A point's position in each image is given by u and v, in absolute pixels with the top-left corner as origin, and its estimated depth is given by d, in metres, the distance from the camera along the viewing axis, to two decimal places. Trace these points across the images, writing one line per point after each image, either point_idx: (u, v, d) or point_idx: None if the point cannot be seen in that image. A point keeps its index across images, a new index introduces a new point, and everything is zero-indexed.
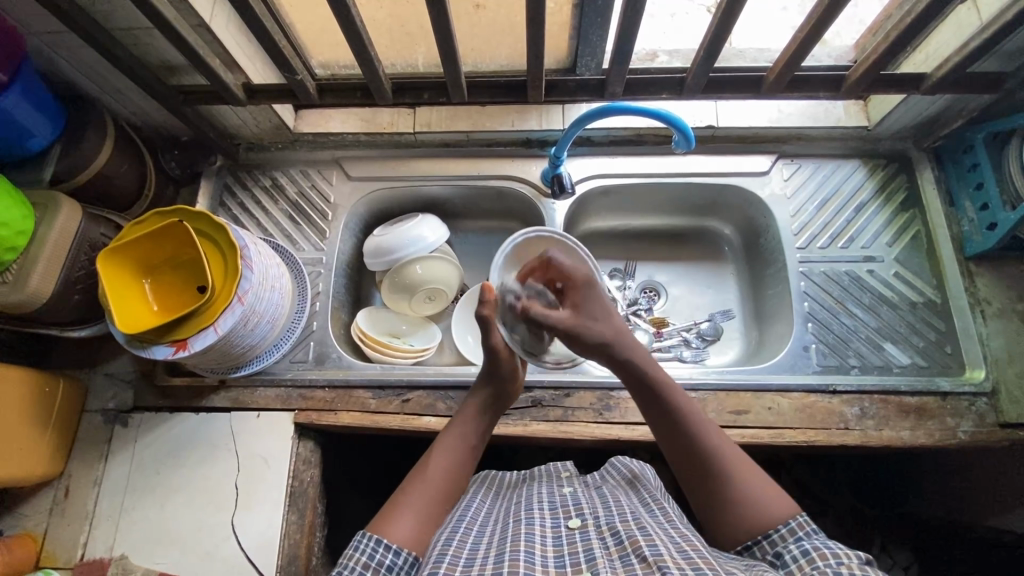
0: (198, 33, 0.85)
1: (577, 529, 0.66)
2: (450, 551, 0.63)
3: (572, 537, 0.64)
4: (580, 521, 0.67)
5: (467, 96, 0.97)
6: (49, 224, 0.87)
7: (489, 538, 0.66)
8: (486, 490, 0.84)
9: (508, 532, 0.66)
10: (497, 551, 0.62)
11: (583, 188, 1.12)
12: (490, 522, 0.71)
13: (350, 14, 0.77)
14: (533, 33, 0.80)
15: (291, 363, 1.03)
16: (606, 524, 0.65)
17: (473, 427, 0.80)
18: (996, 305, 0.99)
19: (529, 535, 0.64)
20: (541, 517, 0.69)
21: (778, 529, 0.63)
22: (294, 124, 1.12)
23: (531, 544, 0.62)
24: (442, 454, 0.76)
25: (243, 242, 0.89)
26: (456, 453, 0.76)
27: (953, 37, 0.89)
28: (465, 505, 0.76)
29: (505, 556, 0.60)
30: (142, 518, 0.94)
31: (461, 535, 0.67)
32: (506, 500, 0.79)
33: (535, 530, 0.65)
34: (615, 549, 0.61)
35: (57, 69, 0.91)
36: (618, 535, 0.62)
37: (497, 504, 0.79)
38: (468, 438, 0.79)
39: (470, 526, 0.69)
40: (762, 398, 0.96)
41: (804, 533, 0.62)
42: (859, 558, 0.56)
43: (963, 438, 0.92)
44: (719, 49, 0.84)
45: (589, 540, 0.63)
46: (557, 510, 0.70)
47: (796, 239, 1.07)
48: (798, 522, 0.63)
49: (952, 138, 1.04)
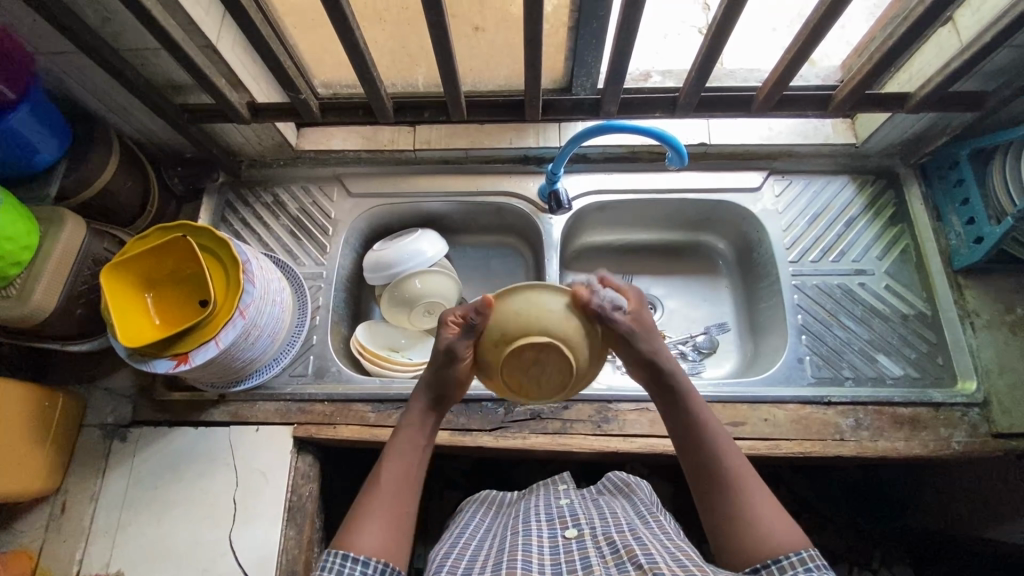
0: (205, 54, 0.88)
1: (574, 538, 0.67)
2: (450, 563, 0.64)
3: (569, 546, 0.65)
4: (576, 530, 0.68)
5: (467, 115, 1.00)
6: (54, 239, 0.89)
7: (488, 551, 0.67)
8: (486, 506, 0.85)
9: (506, 543, 0.67)
10: (495, 562, 0.62)
11: (580, 204, 1.14)
12: (489, 535, 0.72)
13: (353, 36, 0.79)
14: (531, 55, 0.83)
15: (290, 376, 1.03)
16: (603, 534, 0.66)
17: (420, 429, 0.75)
18: (985, 317, 1.01)
19: (526, 545, 0.65)
20: (539, 528, 0.70)
21: (785, 556, 0.61)
22: (296, 142, 1.15)
23: (528, 554, 0.63)
24: (394, 463, 0.71)
25: (245, 257, 0.90)
26: (406, 457, 0.72)
27: (935, 58, 0.92)
28: (464, 526, 0.77)
29: (504, 566, 0.61)
30: (139, 534, 0.94)
31: (460, 550, 0.68)
32: (505, 513, 0.80)
33: (533, 541, 0.66)
34: (611, 557, 0.61)
35: (65, 88, 0.93)
36: (615, 545, 0.62)
37: (497, 518, 0.80)
38: (416, 436, 0.74)
39: (469, 543, 0.70)
40: (758, 410, 0.97)
41: (814, 566, 0.59)
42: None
43: (957, 448, 0.93)
44: (710, 70, 0.87)
45: (585, 548, 0.64)
46: (554, 521, 0.71)
47: (789, 253, 1.09)
48: (809, 553, 0.61)
49: (937, 155, 1.07)
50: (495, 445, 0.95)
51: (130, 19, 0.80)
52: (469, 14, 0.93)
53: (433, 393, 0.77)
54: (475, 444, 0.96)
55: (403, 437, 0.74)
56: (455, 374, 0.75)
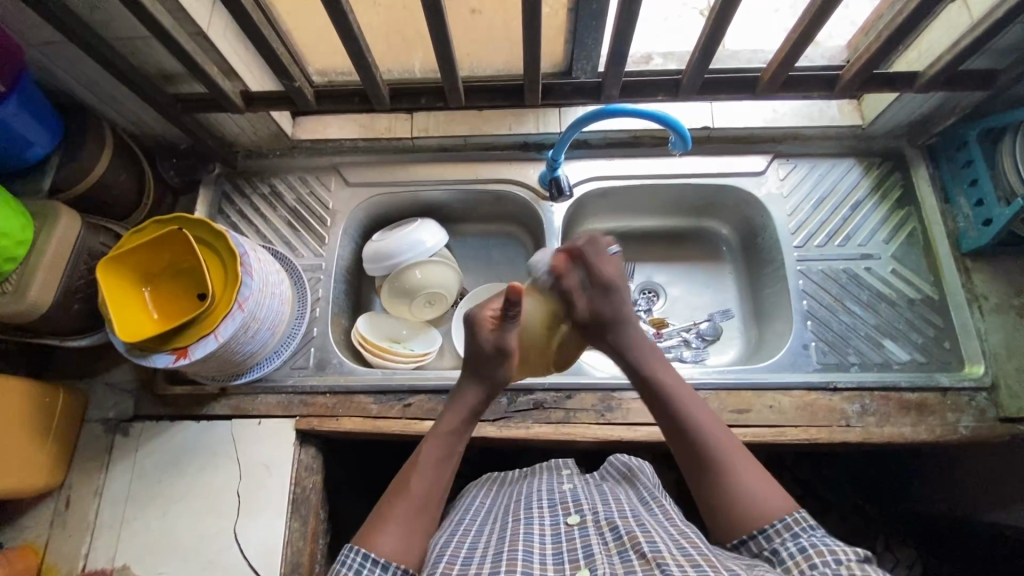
0: (197, 42, 0.86)
1: (576, 525, 0.66)
2: (449, 551, 0.64)
3: (571, 533, 0.64)
4: (579, 517, 0.67)
5: (465, 101, 0.98)
6: (48, 234, 0.87)
7: (489, 536, 0.66)
8: (486, 491, 0.85)
9: (507, 529, 0.66)
10: (495, 549, 0.62)
11: (582, 190, 1.13)
12: (490, 520, 0.72)
13: (348, 21, 0.77)
14: (530, 38, 0.81)
15: (291, 369, 1.03)
16: (606, 520, 0.65)
17: (457, 437, 0.77)
18: (993, 301, 1.00)
19: (528, 533, 0.64)
20: (541, 514, 0.69)
21: (772, 525, 0.63)
22: (292, 131, 1.13)
23: (530, 543, 0.62)
24: (425, 467, 0.72)
25: (243, 249, 0.88)
26: (439, 463, 0.74)
27: (945, 35, 0.90)
28: (466, 512, 0.76)
29: (504, 554, 0.60)
30: (144, 528, 0.94)
31: (460, 536, 0.68)
32: (507, 498, 0.80)
33: (534, 529, 0.65)
34: (614, 545, 0.60)
35: (55, 79, 0.91)
36: (617, 531, 0.62)
37: (498, 502, 0.80)
38: (451, 444, 0.76)
39: (469, 528, 0.70)
40: (763, 397, 0.96)
41: (799, 530, 0.62)
42: (858, 555, 0.56)
43: (964, 433, 0.93)
44: (715, 50, 0.85)
45: (587, 536, 0.63)
46: (557, 506, 0.70)
47: (794, 238, 1.08)
48: (792, 518, 0.63)
49: (945, 135, 1.05)
50: (498, 434, 0.95)
51: (117, 7, 0.78)
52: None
53: (478, 396, 0.80)
54: (478, 435, 0.95)
55: (437, 440, 0.76)
56: (501, 374, 0.81)
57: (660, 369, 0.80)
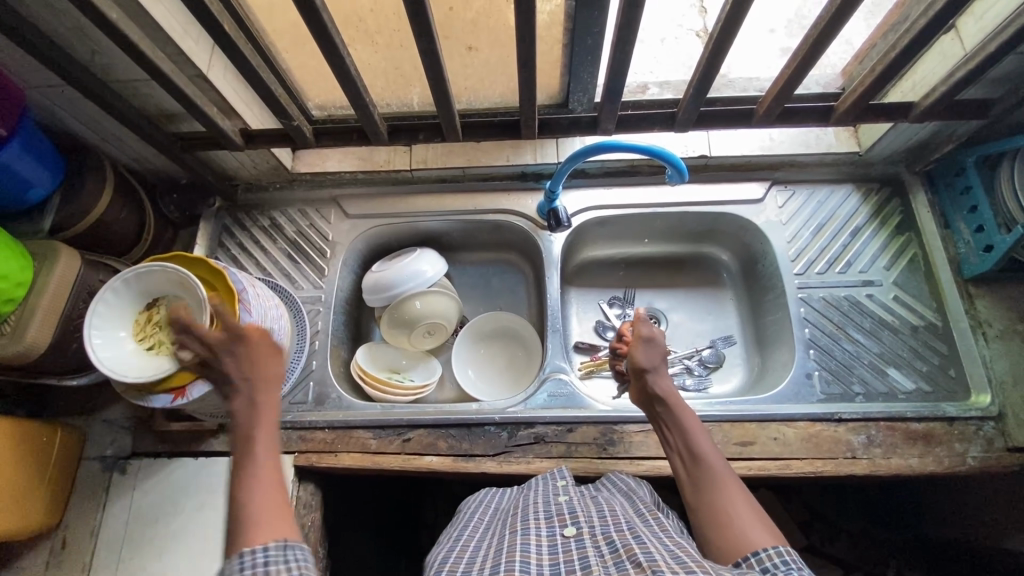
0: (196, 84, 0.87)
1: (572, 537, 0.64)
2: (447, 568, 0.65)
3: (568, 545, 0.63)
4: (575, 529, 0.66)
5: (463, 136, 1.00)
6: (47, 275, 0.88)
7: (487, 551, 0.67)
8: (483, 501, 0.83)
9: (504, 543, 0.66)
10: (493, 564, 0.62)
11: (579, 220, 1.13)
12: (489, 535, 0.72)
13: (343, 63, 0.78)
14: (525, 76, 0.82)
15: (291, 404, 1.02)
16: (602, 533, 0.64)
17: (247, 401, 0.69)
18: (997, 327, 0.99)
19: (524, 545, 0.63)
20: (537, 526, 0.67)
21: (764, 548, 0.58)
22: (291, 165, 1.14)
23: (527, 555, 0.61)
24: (257, 468, 0.64)
25: (241, 285, 0.87)
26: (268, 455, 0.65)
27: (939, 66, 0.90)
28: (460, 529, 0.76)
29: (501, 568, 0.60)
30: (140, 568, 0.92)
31: (458, 552, 0.69)
32: (505, 508, 0.79)
33: (531, 540, 0.64)
34: (610, 557, 0.59)
35: (55, 120, 0.92)
36: (613, 544, 0.60)
37: (496, 512, 0.79)
38: (270, 434, 0.67)
39: (468, 543, 0.71)
40: (767, 428, 0.95)
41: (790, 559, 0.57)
42: None
43: (972, 463, 0.91)
44: (708, 86, 0.86)
45: (585, 548, 0.62)
46: (552, 518, 0.69)
47: (794, 265, 1.07)
48: (782, 548, 0.58)
49: (943, 162, 1.05)
50: (498, 470, 0.94)
51: (117, 52, 0.80)
52: (462, 35, 0.91)
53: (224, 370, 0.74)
54: (478, 470, 0.94)
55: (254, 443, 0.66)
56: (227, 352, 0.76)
57: (676, 409, 0.77)
